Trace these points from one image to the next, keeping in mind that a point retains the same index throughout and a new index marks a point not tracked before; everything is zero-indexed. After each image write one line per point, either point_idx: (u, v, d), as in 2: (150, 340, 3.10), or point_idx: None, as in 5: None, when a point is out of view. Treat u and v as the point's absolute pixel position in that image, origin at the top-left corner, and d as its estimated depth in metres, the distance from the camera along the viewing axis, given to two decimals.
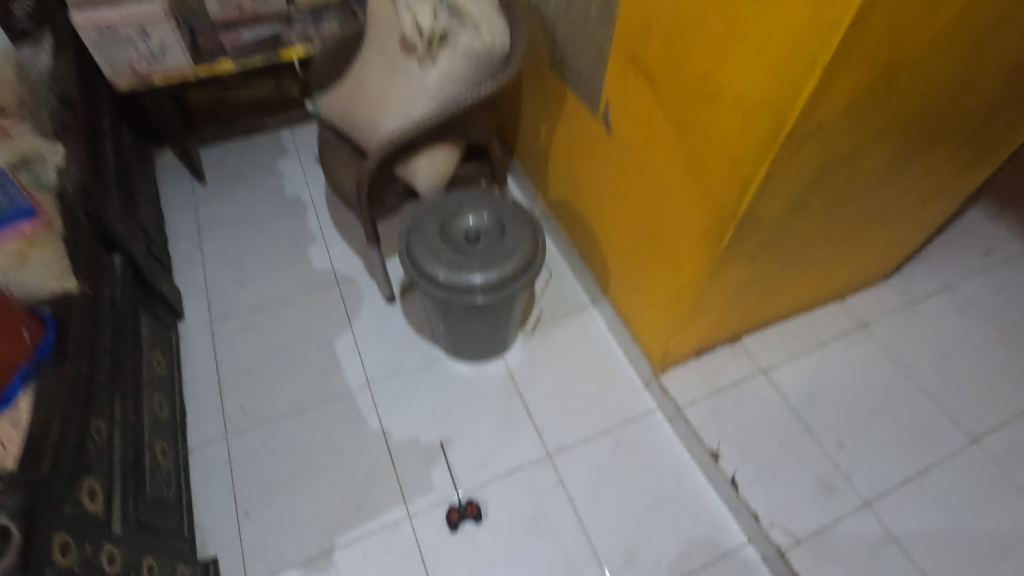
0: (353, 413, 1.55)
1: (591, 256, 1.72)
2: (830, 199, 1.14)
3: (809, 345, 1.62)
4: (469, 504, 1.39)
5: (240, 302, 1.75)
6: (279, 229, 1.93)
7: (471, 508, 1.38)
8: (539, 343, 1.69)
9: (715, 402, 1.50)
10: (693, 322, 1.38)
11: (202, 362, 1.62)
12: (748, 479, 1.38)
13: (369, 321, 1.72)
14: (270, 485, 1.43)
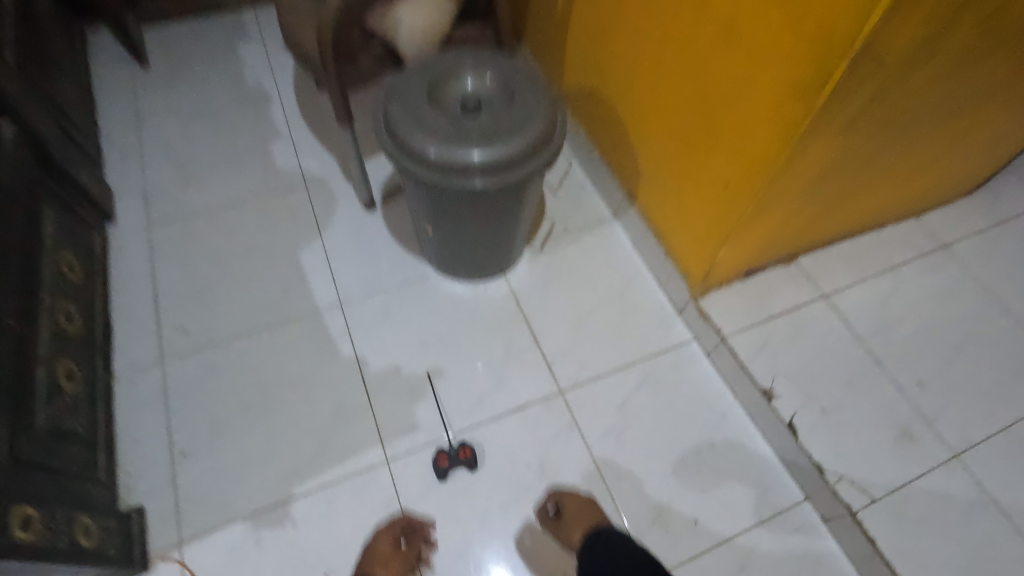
0: (321, 337, 1.26)
1: (614, 155, 1.40)
2: (973, 37, 0.82)
3: (880, 267, 1.32)
4: (460, 449, 1.12)
5: (186, 204, 1.43)
6: (236, 121, 1.59)
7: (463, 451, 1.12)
8: (549, 261, 1.39)
9: (768, 331, 1.21)
10: (753, 227, 1.07)
11: (136, 273, 1.32)
12: (808, 423, 1.11)
13: (342, 231, 1.41)
14: (215, 420, 1.15)
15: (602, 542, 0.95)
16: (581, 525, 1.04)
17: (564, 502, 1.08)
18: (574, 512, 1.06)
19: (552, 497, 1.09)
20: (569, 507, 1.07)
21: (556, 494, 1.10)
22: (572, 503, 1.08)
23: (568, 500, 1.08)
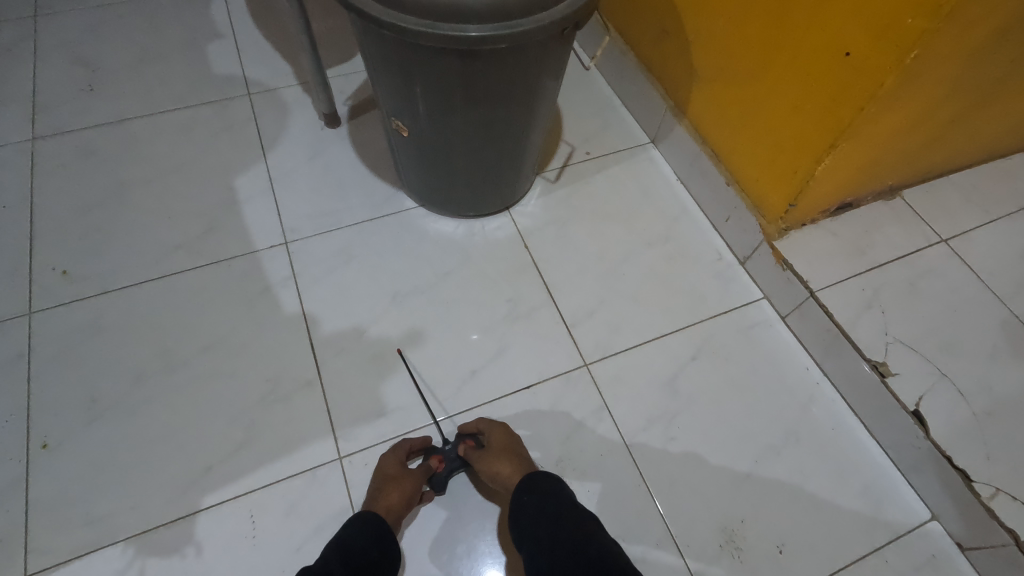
0: (257, 286, 0.92)
1: (657, 55, 1.05)
2: None
3: (1015, 203, 0.98)
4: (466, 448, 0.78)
5: (86, 114, 1.08)
6: (165, 17, 1.23)
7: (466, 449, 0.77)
8: (569, 194, 1.05)
9: (872, 284, 0.88)
10: (880, 119, 0.72)
11: (8, 200, 0.97)
12: (941, 412, 0.78)
13: (295, 151, 1.07)
14: (96, 398, 0.81)
15: (531, 499, 0.68)
16: (510, 459, 0.75)
17: (493, 426, 0.79)
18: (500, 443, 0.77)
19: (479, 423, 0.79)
20: (494, 436, 0.77)
21: (486, 422, 0.80)
22: (502, 432, 0.78)
23: (496, 433, 0.78)
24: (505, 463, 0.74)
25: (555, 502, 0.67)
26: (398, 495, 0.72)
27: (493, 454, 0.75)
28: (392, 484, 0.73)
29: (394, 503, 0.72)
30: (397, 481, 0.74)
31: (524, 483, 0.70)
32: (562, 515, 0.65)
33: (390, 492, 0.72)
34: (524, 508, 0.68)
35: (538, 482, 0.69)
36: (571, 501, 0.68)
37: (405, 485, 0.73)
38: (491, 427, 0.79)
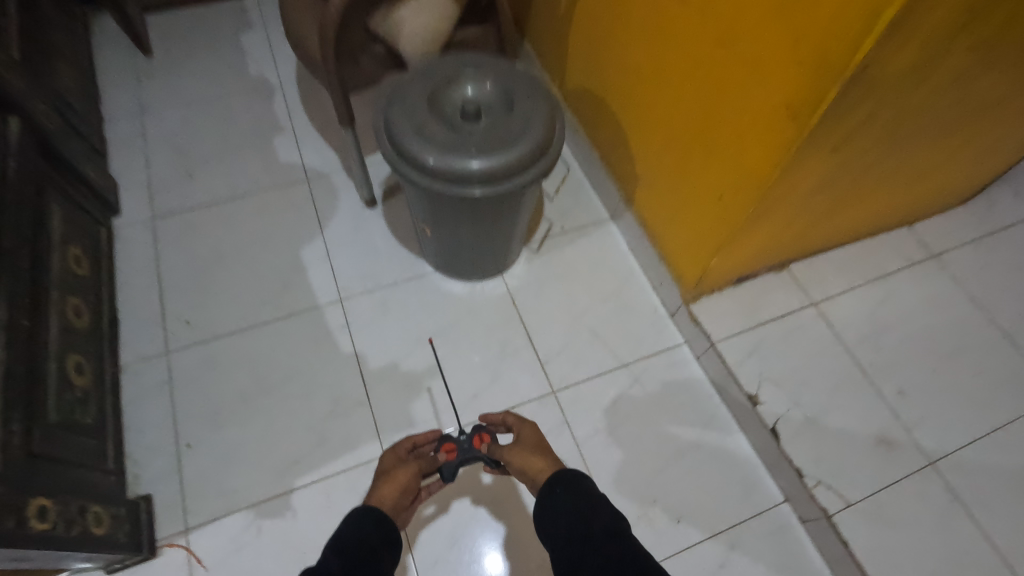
0: (321, 332, 1.29)
1: (613, 158, 1.40)
2: (970, 58, 0.80)
3: (872, 274, 1.34)
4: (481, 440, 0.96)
5: (188, 197, 1.45)
6: (240, 114, 1.60)
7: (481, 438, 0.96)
8: (546, 261, 1.41)
9: (756, 336, 1.24)
10: (746, 236, 1.09)
11: (139, 266, 1.34)
12: (792, 429, 1.15)
13: (344, 226, 1.44)
14: (217, 411, 1.19)
15: (562, 491, 0.79)
16: (538, 453, 0.90)
17: (524, 431, 0.95)
18: (528, 440, 0.93)
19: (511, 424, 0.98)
20: (524, 435, 0.95)
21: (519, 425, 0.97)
22: (531, 431, 0.96)
23: (525, 431, 0.96)
24: (534, 456, 0.89)
25: (584, 499, 0.77)
26: (394, 487, 0.86)
27: (521, 449, 0.91)
28: (386, 477, 0.88)
29: (389, 493, 0.85)
30: (392, 471, 0.89)
31: (555, 478, 0.81)
32: (592, 513, 0.75)
33: (384, 484, 0.86)
34: (556, 498, 0.79)
35: (566, 478, 0.81)
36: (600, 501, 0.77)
37: (399, 476, 0.88)
38: (518, 422, 0.99)
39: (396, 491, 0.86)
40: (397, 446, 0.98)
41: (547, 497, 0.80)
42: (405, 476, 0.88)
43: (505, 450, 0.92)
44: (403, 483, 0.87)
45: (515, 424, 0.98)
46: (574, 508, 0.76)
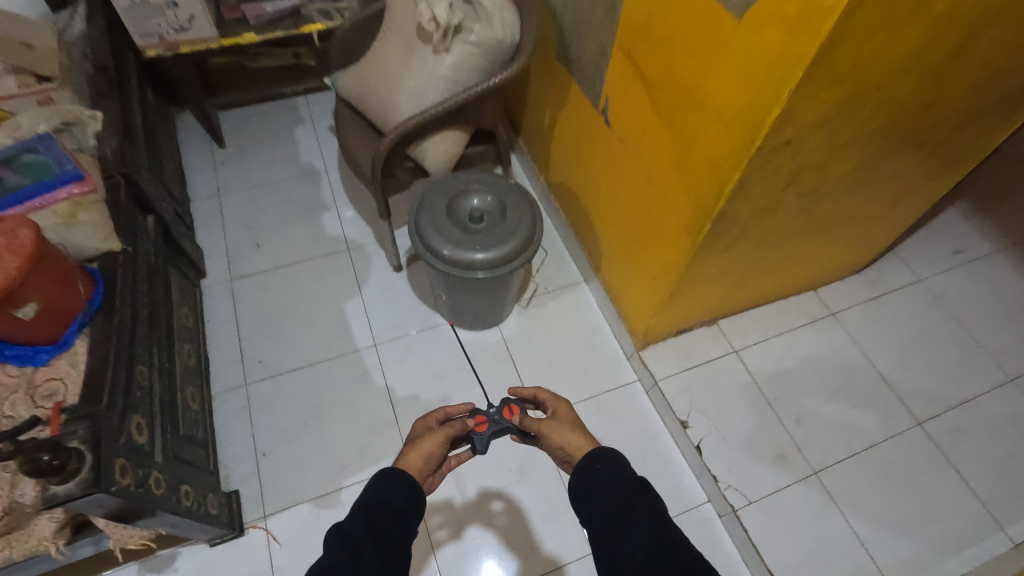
0: (361, 369, 1.70)
1: (584, 236, 1.83)
2: (800, 201, 1.22)
3: (782, 329, 1.75)
4: (510, 412, 1.15)
5: (258, 263, 1.88)
6: (295, 195, 2.04)
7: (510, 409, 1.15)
8: (533, 315, 1.82)
9: (689, 376, 1.65)
10: (674, 304, 1.50)
11: (223, 318, 1.76)
12: (712, 446, 1.54)
13: (377, 287, 1.86)
14: (285, 429, 1.59)
15: (601, 467, 0.91)
16: (577, 431, 1.02)
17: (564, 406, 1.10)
18: (565, 416, 1.08)
19: (551, 402, 1.13)
20: (560, 410, 1.10)
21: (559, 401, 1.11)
22: (567, 409, 1.10)
23: (562, 407, 1.10)
24: (573, 433, 1.02)
25: (625, 484, 0.87)
26: (418, 456, 0.99)
27: (559, 423, 1.05)
28: (413, 445, 1.01)
29: (413, 460, 0.98)
30: (419, 441, 1.01)
31: (595, 455, 0.93)
32: (634, 498, 0.85)
33: (409, 451, 0.99)
34: (595, 474, 0.90)
35: (606, 456, 0.92)
36: (640, 486, 0.87)
37: (424, 444, 1.01)
38: (548, 396, 1.14)
39: (420, 458, 0.99)
40: (428, 416, 1.13)
41: (584, 471, 0.92)
42: (431, 444, 1.01)
43: (545, 424, 1.05)
44: (426, 452, 1.00)
45: (551, 399, 1.13)
46: (616, 486, 0.87)
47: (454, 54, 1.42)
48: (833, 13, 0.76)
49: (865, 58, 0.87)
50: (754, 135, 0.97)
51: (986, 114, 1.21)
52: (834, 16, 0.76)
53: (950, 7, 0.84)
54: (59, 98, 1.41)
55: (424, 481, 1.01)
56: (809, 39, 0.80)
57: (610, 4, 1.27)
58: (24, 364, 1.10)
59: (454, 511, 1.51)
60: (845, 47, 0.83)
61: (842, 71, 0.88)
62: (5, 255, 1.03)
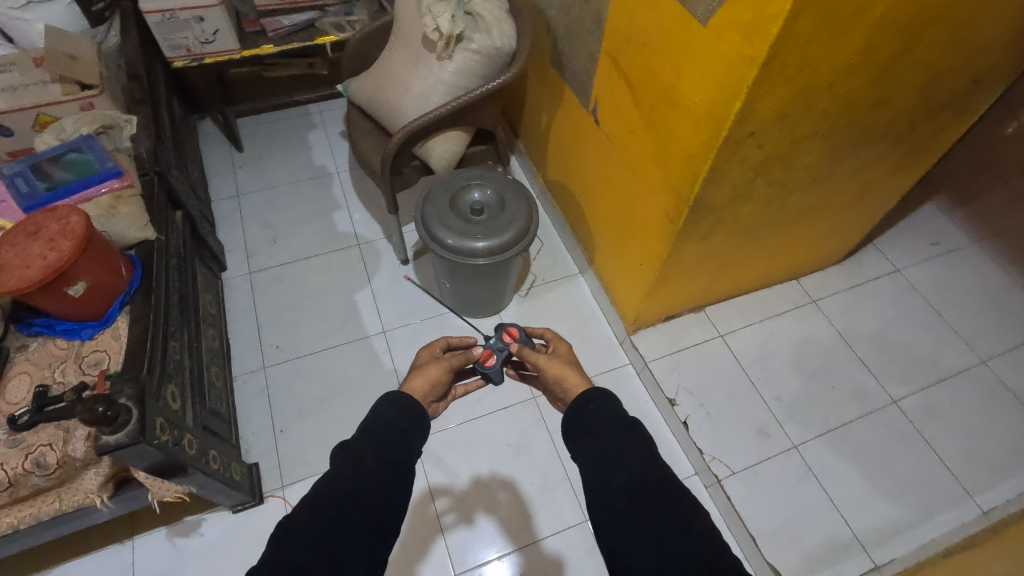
0: (370, 354, 1.82)
1: (579, 230, 1.96)
2: (769, 191, 1.35)
3: (765, 315, 1.87)
4: (513, 334, 1.31)
5: (275, 257, 2.01)
6: (309, 195, 2.19)
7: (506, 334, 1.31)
8: (531, 303, 1.93)
9: (676, 358, 1.77)
10: (660, 290, 1.62)
11: (242, 308, 1.89)
12: (698, 421, 1.66)
13: (385, 278, 1.99)
14: (301, 408, 1.71)
15: (596, 406, 1.01)
16: (573, 370, 1.15)
17: (563, 345, 1.22)
18: (564, 355, 1.20)
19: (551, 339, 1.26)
20: (561, 349, 1.22)
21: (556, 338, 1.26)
22: (567, 348, 1.22)
23: (562, 346, 1.23)
24: (571, 373, 1.14)
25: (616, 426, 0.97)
26: (422, 382, 1.13)
27: (557, 362, 1.17)
28: (419, 372, 1.15)
29: (417, 386, 1.12)
30: (425, 368, 1.15)
31: (592, 395, 1.03)
32: (627, 437, 0.94)
33: (416, 378, 1.13)
34: (590, 410, 1.01)
35: (601, 396, 1.03)
36: (630, 427, 0.96)
37: (430, 371, 1.14)
38: (552, 335, 1.28)
39: (424, 385, 1.13)
40: (429, 347, 1.22)
41: (579, 407, 1.02)
42: (435, 372, 1.14)
43: (544, 360, 1.18)
44: (431, 378, 1.14)
45: (553, 338, 1.26)
46: (609, 428, 0.97)
47: (455, 62, 1.56)
48: (780, 15, 0.88)
49: (814, 56, 0.99)
50: (720, 127, 1.09)
51: (938, 110, 1.33)
52: (781, 20, 0.88)
53: (886, 13, 0.97)
54: (98, 104, 1.56)
55: (428, 404, 1.16)
56: (762, 41, 0.93)
57: (597, 14, 1.40)
58: (72, 337, 1.24)
59: (454, 497, 1.60)
60: (794, 47, 0.95)
61: (793, 69, 1.00)
62: (60, 238, 1.16)
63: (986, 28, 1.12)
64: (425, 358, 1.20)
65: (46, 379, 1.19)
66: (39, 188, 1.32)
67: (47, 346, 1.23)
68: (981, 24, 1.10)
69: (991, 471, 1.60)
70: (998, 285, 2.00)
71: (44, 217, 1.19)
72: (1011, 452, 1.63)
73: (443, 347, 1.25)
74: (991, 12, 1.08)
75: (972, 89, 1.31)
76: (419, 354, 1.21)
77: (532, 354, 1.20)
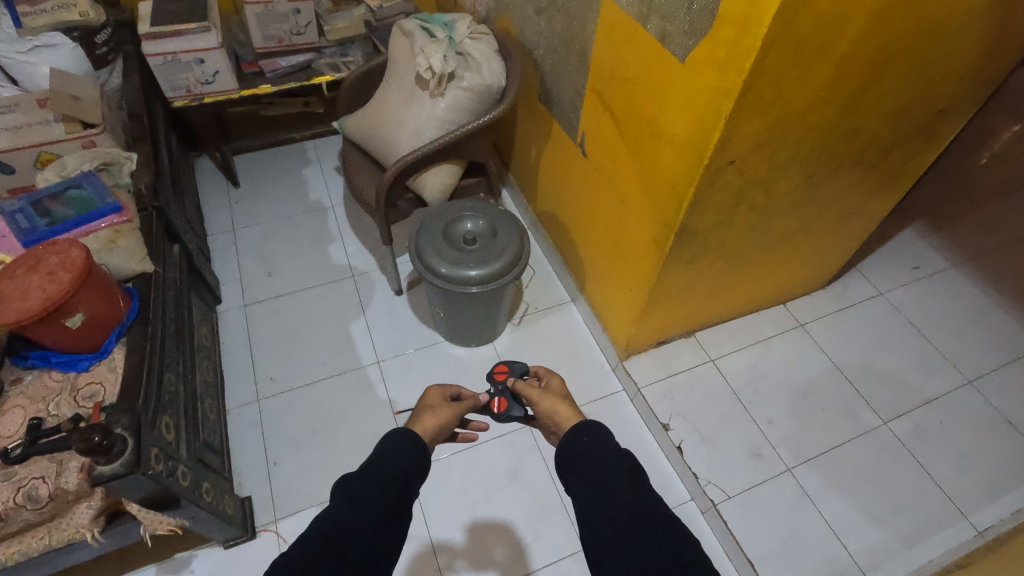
0: (365, 384, 1.83)
1: (570, 258, 2.00)
2: (751, 216, 1.40)
3: (754, 338, 1.90)
4: (506, 367, 1.32)
5: (270, 289, 2.03)
6: (304, 228, 2.22)
7: (495, 370, 1.32)
8: (524, 331, 1.95)
9: (669, 383, 1.78)
10: (651, 315, 1.65)
11: (237, 340, 1.90)
12: (691, 446, 1.66)
13: (380, 309, 2.01)
14: (295, 439, 1.71)
15: (588, 438, 1.02)
16: (568, 405, 1.15)
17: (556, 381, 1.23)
18: (557, 389, 1.21)
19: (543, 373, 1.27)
20: (553, 383, 1.23)
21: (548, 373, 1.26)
22: (559, 382, 1.23)
23: (554, 381, 1.24)
24: (566, 408, 1.15)
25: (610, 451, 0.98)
26: (432, 422, 1.13)
27: (552, 396, 1.18)
28: (430, 412, 1.15)
29: (428, 425, 1.13)
30: (436, 409, 1.16)
31: (585, 429, 1.04)
32: (620, 462, 0.96)
33: (426, 417, 1.14)
34: (582, 442, 1.02)
35: (592, 428, 1.04)
36: (625, 453, 0.98)
37: (440, 413, 1.15)
38: (544, 371, 1.28)
39: (435, 424, 1.13)
40: (435, 388, 1.21)
41: (572, 442, 1.04)
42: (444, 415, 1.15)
43: (538, 396, 1.19)
44: (441, 422, 1.14)
45: (545, 372, 1.27)
46: (604, 452, 0.98)
47: (448, 98, 1.62)
48: (753, 49, 0.94)
49: (787, 88, 1.05)
50: (701, 155, 1.14)
51: (908, 138, 1.40)
52: (754, 54, 0.94)
53: (851, 48, 1.03)
54: (101, 141, 1.60)
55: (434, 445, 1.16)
56: (737, 73, 0.99)
57: (582, 53, 1.48)
58: (67, 369, 1.24)
59: (457, 548, 1.55)
60: (767, 80, 1.01)
61: (768, 100, 1.06)
62: (60, 271, 1.18)
63: (947, 61, 1.19)
64: (434, 398, 1.18)
65: (41, 412, 1.19)
66: (39, 224, 1.34)
67: (42, 379, 1.24)
68: (942, 57, 1.17)
69: (982, 490, 1.61)
70: (979, 306, 2.05)
71: (45, 251, 1.21)
72: (1001, 470, 1.65)
73: (452, 393, 1.23)
74: (951, 46, 1.15)
75: (939, 118, 1.38)
76: (425, 395, 1.19)
77: (528, 388, 1.22)
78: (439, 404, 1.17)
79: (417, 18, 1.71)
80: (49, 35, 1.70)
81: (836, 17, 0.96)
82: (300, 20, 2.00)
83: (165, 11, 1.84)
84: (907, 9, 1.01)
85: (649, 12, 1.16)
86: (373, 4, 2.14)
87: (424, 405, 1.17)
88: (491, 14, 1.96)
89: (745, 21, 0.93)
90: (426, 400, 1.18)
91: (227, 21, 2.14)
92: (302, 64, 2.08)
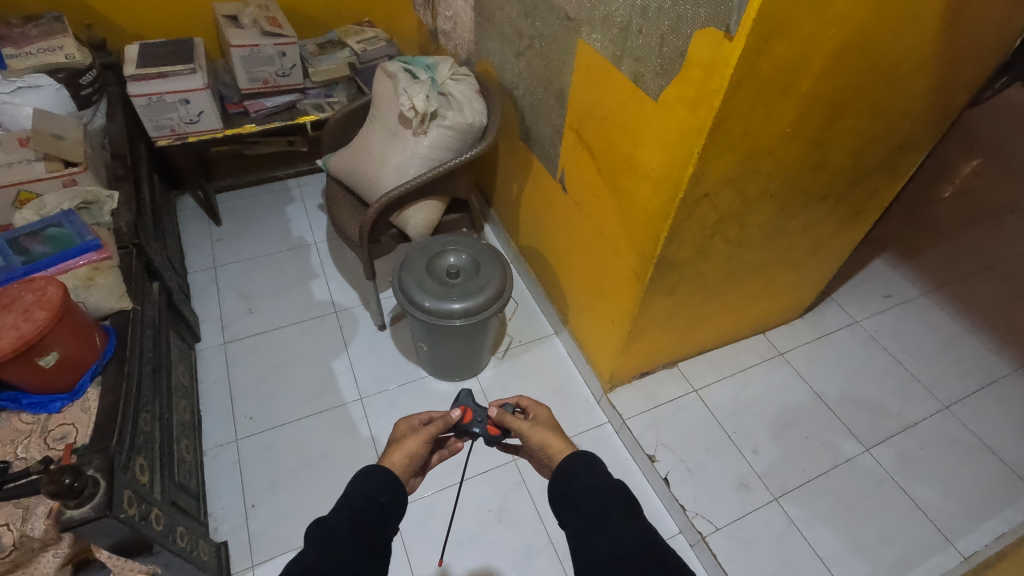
0: (347, 422, 1.80)
1: (553, 291, 2.02)
2: (727, 246, 1.44)
3: (736, 368, 1.93)
4: (460, 406, 1.24)
5: (250, 327, 2.01)
6: (286, 264, 2.22)
7: (462, 421, 1.22)
8: (508, 365, 1.95)
9: (654, 415, 1.78)
10: (633, 345, 1.66)
11: (216, 379, 1.86)
12: (678, 477, 1.65)
13: (363, 345, 2.00)
14: (274, 481, 1.66)
15: (580, 470, 1.01)
16: (559, 437, 1.15)
17: (543, 411, 1.23)
18: (546, 421, 1.20)
19: (529, 403, 1.27)
20: (540, 415, 1.22)
21: (535, 404, 1.26)
22: (547, 415, 1.23)
23: (542, 412, 1.23)
24: (556, 440, 1.14)
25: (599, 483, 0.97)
26: (398, 457, 1.11)
27: (540, 428, 1.17)
28: (398, 446, 1.13)
29: (397, 461, 1.10)
30: (403, 441, 1.14)
31: (577, 460, 1.03)
32: (608, 495, 0.95)
33: (394, 452, 1.12)
34: (574, 475, 1.00)
35: (583, 458, 1.03)
36: (614, 483, 0.97)
37: (407, 445, 1.13)
38: (529, 402, 1.27)
39: (402, 458, 1.11)
40: (402, 423, 1.20)
41: (563, 474, 1.02)
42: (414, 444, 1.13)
43: (525, 429, 1.18)
44: (407, 453, 1.12)
45: (531, 405, 1.26)
46: (596, 484, 0.98)
47: (430, 136, 1.66)
48: (720, 87, 0.99)
49: (755, 124, 1.11)
50: (677, 188, 1.18)
51: (871, 172, 1.46)
52: (722, 91, 0.99)
53: (812, 89, 1.09)
54: (82, 180, 1.59)
55: (405, 480, 1.13)
56: (707, 110, 1.03)
57: (560, 93, 1.53)
58: (39, 411, 1.20)
59: None
60: (736, 115, 1.06)
61: (737, 135, 1.11)
62: (36, 309, 1.16)
63: (902, 100, 1.26)
64: (404, 430, 1.17)
65: (9, 455, 1.15)
66: (15, 261, 1.32)
67: (11, 421, 1.20)
68: (897, 96, 1.24)
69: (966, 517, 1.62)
70: (950, 333, 2.11)
71: (20, 289, 1.20)
72: (981, 496, 1.67)
73: (418, 422, 1.21)
74: (905, 86, 1.23)
75: (898, 153, 1.45)
76: (396, 430, 1.18)
77: (514, 421, 1.20)
78: (409, 434, 1.16)
79: (400, 60, 1.76)
80: (34, 77, 1.72)
81: (797, 60, 1.02)
82: (286, 62, 2.05)
83: (151, 54, 1.87)
84: (862, 53, 1.07)
85: (623, 55, 1.22)
86: (357, 47, 2.20)
87: (395, 438, 1.16)
88: (472, 57, 2.03)
89: (712, 64, 0.99)
90: (398, 431, 1.18)
91: (213, 64, 2.19)
92: (287, 103, 2.11)
